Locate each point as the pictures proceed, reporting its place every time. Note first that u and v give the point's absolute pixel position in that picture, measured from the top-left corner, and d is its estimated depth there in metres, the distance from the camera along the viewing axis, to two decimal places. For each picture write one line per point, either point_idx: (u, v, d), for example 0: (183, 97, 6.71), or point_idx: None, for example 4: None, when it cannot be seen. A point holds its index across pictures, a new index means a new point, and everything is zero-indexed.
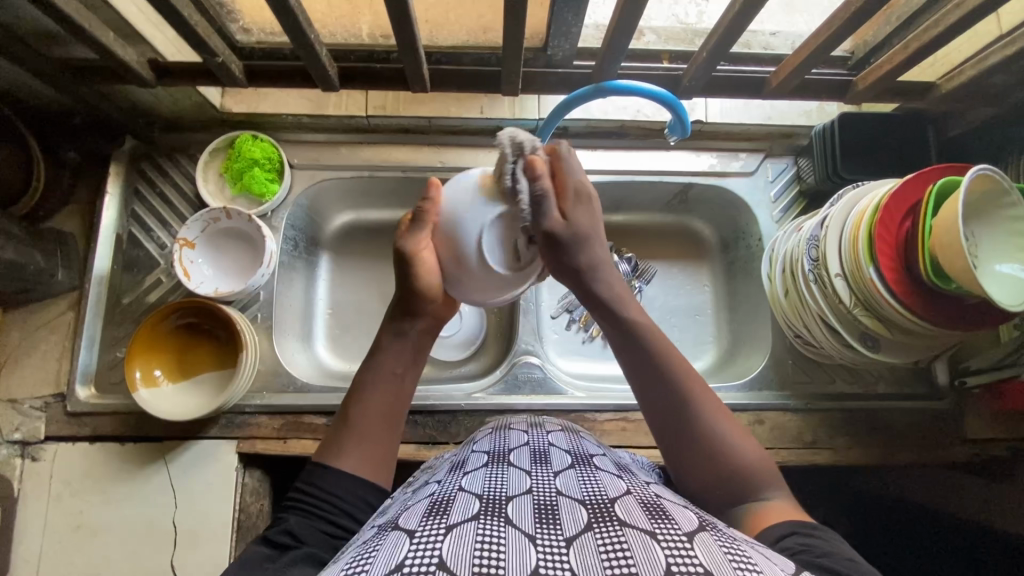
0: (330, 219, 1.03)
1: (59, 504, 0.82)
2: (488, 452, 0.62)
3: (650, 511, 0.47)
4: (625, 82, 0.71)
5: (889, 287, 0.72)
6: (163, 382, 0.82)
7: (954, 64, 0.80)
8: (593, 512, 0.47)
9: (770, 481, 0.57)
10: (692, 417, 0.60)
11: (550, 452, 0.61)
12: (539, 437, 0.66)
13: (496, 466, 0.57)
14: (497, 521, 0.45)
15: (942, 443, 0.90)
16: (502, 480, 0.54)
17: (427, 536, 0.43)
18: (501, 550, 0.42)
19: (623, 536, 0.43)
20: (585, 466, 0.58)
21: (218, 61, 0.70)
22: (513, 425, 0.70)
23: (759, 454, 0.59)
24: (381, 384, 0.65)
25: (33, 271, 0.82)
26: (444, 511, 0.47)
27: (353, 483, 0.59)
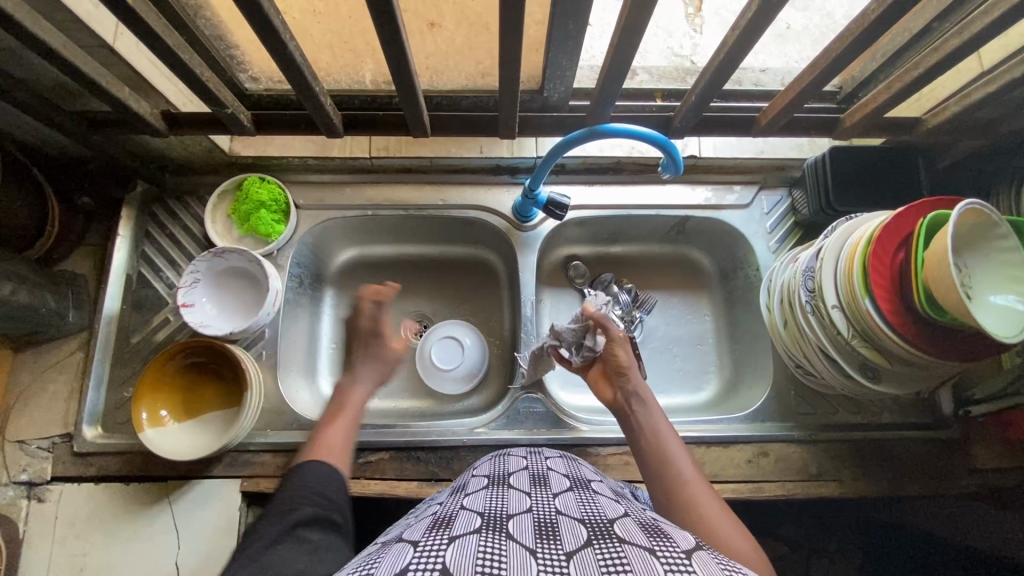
0: (335, 256, 1.05)
1: (63, 546, 0.82)
2: (488, 476, 0.62)
3: (650, 532, 0.48)
4: (618, 126, 0.74)
5: (885, 317, 0.73)
6: (168, 421, 0.83)
7: (940, 100, 0.82)
8: (592, 529, 0.47)
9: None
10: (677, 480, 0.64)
11: (548, 475, 0.62)
12: (538, 462, 0.66)
13: (496, 488, 0.58)
14: (498, 535, 0.46)
15: (949, 474, 0.89)
16: (503, 500, 0.54)
17: (430, 546, 0.44)
18: (503, 559, 0.42)
19: (623, 551, 0.43)
20: (584, 491, 0.58)
21: (226, 112, 0.73)
22: (513, 452, 0.71)
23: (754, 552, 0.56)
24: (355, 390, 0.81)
25: (45, 313, 0.84)
26: (447, 525, 0.48)
27: (324, 474, 0.64)
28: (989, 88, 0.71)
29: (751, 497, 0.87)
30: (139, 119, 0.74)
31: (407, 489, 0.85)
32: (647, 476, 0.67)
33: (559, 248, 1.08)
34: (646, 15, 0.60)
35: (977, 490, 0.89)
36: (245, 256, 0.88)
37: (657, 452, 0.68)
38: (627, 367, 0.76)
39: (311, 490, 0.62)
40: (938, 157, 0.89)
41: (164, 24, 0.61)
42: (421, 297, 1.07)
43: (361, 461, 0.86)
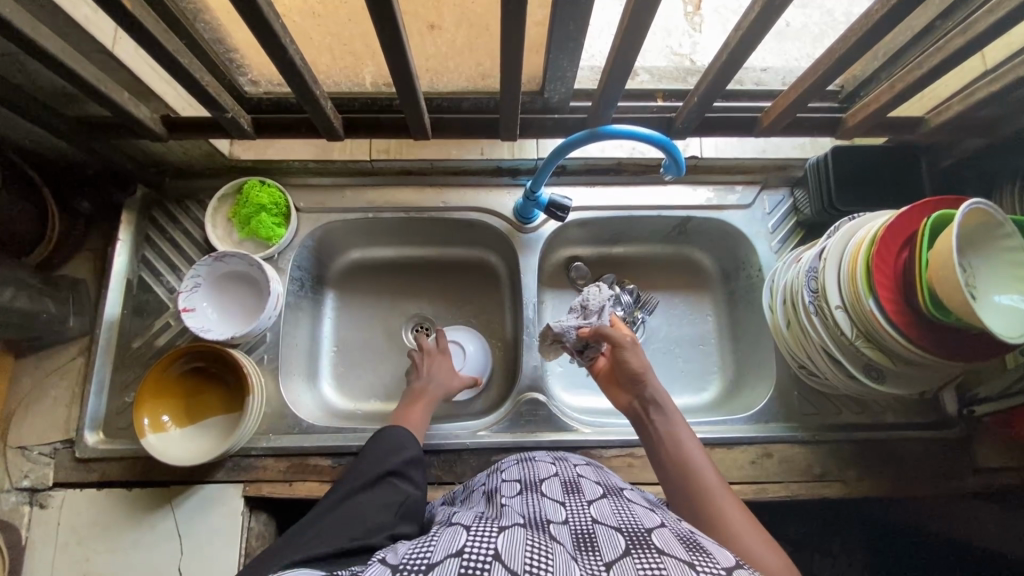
0: (336, 258, 1.05)
1: (66, 552, 0.82)
2: (521, 484, 0.62)
3: (689, 545, 0.47)
4: (620, 127, 0.73)
5: (889, 318, 0.72)
6: (170, 427, 0.82)
7: (943, 99, 0.81)
8: (631, 539, 0.47)
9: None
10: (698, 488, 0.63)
11: (581, 483, 0.62)
12: (567, 468, 0.66)
13: (531, 498, 0.58)
14: (543, 537, 0.46)
15: (954, 474, 0.89)
16: (539, 510, 0.54)
17: (483, 532, 0.45)
18: (549, 558, 0.43)
19: (662, 562, 0.43)
20: (618, 498, 0.58)
21: (227, 116, 0.73)
22: (539, 457, 0.71)
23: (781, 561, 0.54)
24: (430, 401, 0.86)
25: (45, 318, 0.84)
26: (493, 519, 0.49)
27: (403, 439, 0.71)
28: (993, 87, 0.71)
29: (756, 498, 0.86)
30: (139, 124, 0.74)
31: None
32: (669, 484, 0.66)
33: (560, 249, 1.08)
34: (649, 15, 0.60)
35: (982, 490, 0.89)
36: (245, 259, 0.87)
37: (677, 461, 0.67)
38: (640, 370, 0.76)
39: (393, 452, 0.69)
40: (941, 156, 0.88)
41: (163, 29, 0.61)
42: (423, 299, 1.07)
43: None
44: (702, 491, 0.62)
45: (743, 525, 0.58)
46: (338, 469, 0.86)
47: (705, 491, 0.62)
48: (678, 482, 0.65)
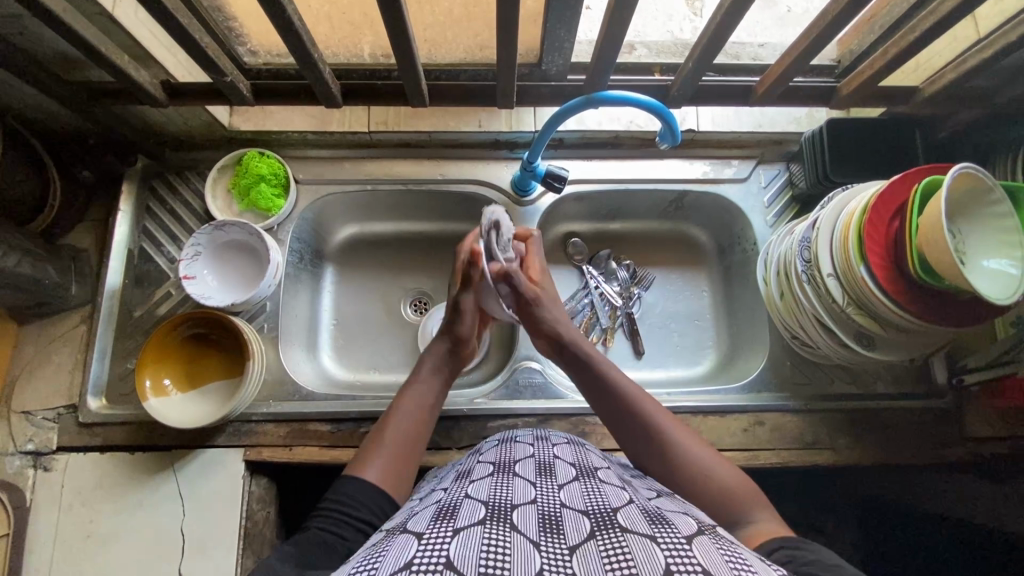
0: (335, 232, 1.06)
1: (70, 514, 0.83)
2: (493, 464, 0.63)
3: (653, 519, 0.48)
4: (616, 93, 0.74)
5: (880, 284, 0.73)
6: (172, 391, 0.84)
7: (936, 69, 0.82)
8: (596, 521, 0.48)
9: (760, 506, 0.58)
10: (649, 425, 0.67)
11: (555, 463, 0.62)
12: (544, 450, 0.67)
13: (501, 477, 0.58)
14: (503, 527, 0.47)
15: (942, 442, 0.90)
16: (508, 490, 0.55)
17: (434, 538, 0.45)
18: (507, 552, 0.43)
19: (625, 541, 0.44)
20: (589, 479, 0.59)
21: (226, 81, 0.74)
22: (519, 438, 0.71)
23: (744, 479, 0.61)
24: (410, 414, 0.72)
25: (48, 285, 0.85)
26: (451, 516, 0.49)
27: (368, 494, 0.63)
28: (985, 53, 0.72)
29: (747, 465, 0.88)
30: (139, 89, 0.74)
31: None
32: (621, 436, 0.69)
33: (558, 224, 1.08)
34: None
35: (970, 458, 0.90)
36: (245, 228, 0.88)
37: (618, 403, 0.70)
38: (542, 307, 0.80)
39: (352, 514, 0.61)
40: (935, 128, 0.89)
41: None
42: (421, 274, 1.08)
43: (361, 431, 0.87)
44: (655, 433, 0.66)
45: (705, 454, 0.63)
46: (336, 433, 0.87)
47: (659, 430, 0.66)
48: (633, 429, 0.68)
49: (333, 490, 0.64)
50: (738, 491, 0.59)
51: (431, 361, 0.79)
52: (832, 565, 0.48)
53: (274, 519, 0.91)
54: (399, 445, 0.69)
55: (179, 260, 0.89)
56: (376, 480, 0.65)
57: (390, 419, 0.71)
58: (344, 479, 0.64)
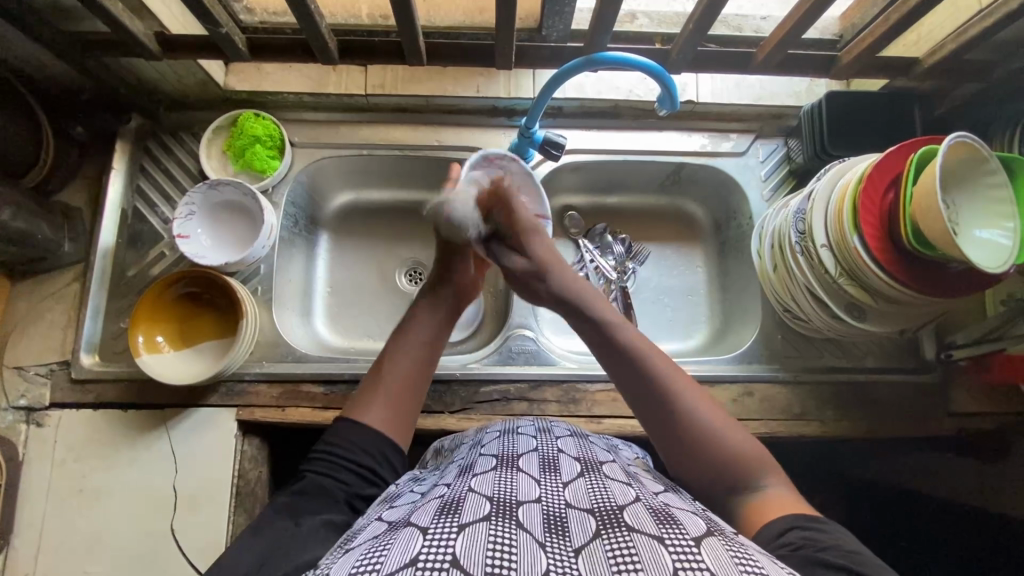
0: (330, 199, 1.05)
1: (63, 469, 0.84)
2: (496, 455, 0.61)
3: (659, 517, 0.48)
4: (615, 54, 0.74)
5: (872, 253, 0.74)
6: (165, 348, 0.84)
7: (937, 40, 0.81)
8: (602, 520, 0.47)
9: (766, 469, 0.57)
10: (663, 389, 0.61)
11: (560, 458, 0.61)
12: (548, 442, 0.65)
13: (505, 469, 0.57)
14: (509, 524, 0.46)
15: (930, 416, 0.91)
16: (512, 483, 0.53)
17: (439, 534, 0.44)
18: (514, 552, 0.42)
19: (631, 542, 0.44)
20: (595, 474, 0.57)
21: (221, 32, 0.73)
22: (522, 429, 0.70)
23: (750, 442, 0.59)
24: (413, 352, 0.70)
25: (41, 240, 0.84)
26: (455, 510, 0.47)
27: (366, 440, 0.63)
28: (986, 23, 0.71)
29: None
30: (133, 39, 0.73)
31: None
32: (633, 403, 0.63)
33: (555, 196, 1.08)
34: None
35: (955, 432, 0.91)
36: (240, 188, 0.88)
37: (630, 359, 0.64)
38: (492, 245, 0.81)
39: (354, 459, 0.62)
40: (934, 103, 0.89)
41: None
42: (417, 243, 1.08)
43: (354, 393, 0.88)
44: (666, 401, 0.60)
45: (712, 419, 0.59)
46: (329, 395, 0.88)
47: (670, 397, 0.60)
48: (643, 400, 0.62)
49: (331, 434, 0.64)
50: (746, 457, 0.57)
51: (436, 299, 0.76)
52: (850, 551, 0.48)
53: (267, 479, 0.92)
54: (399, 391, 0.67)
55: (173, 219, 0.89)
56: (376, 428, 0.64)
57: (390, 365, 0.69)
58: (344, 425, 0.64)
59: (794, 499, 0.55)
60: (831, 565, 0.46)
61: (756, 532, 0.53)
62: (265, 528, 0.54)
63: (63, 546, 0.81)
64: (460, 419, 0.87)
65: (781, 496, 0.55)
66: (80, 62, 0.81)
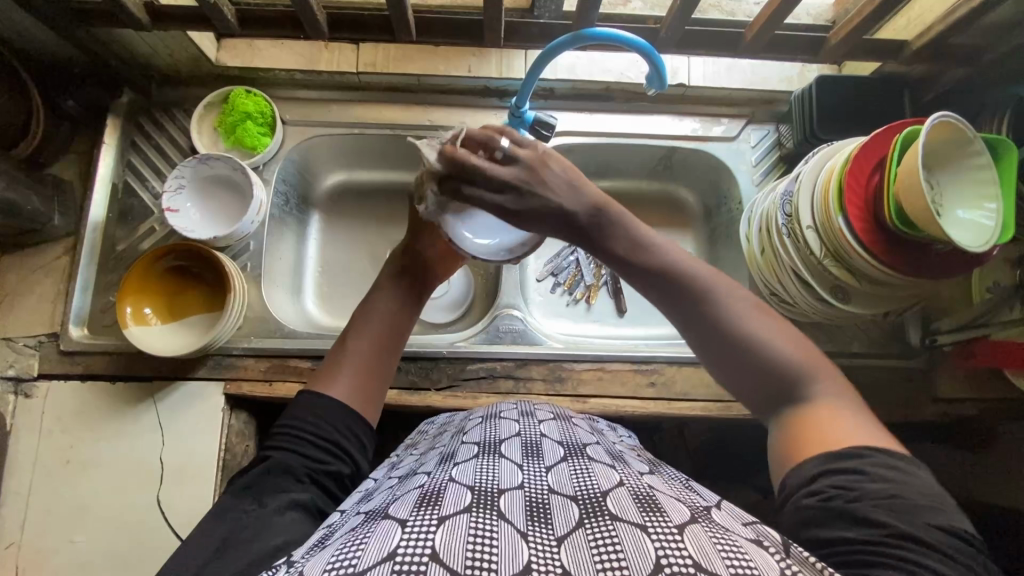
0: (322, 178, 1.05)
1: (50, 439, 0.84)
2: (478, 444, 0.61)
3: (643, 505, 0.47)
4: (604, 30, 0.74)
5: (856, 235, 0.74)
6: (152, 320, 0.85)
7: (927, 23, 0.81)
8: (585, 508, 0.47)
9: (820, 378, 0.52)
10: (711, 308, 0.55)
11: (542, 444, 0.62)
12: (531, 428, 0.66)
13: (486, 458, 0.57)
14: (490, 514, 0.45)
15: (914, 401, 0.92)
16: (494, 472, 0.53)
17: (419, 525, 0.43)
18: (494, 542, 0.42)
19: (615, 531, 0.43)
20: (578, 458, 0.58)
21: (210, 3, 0.73)
22: (503, 414, 0.71)
23: (800, 345, 0.54)
24: (377, 322, 0.70)
25: (31, 212, 0.84)
26: (435, 500, 0.47)
27: (334, 413, 0.63)
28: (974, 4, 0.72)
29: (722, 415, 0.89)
30: (121, 8, 0.73)
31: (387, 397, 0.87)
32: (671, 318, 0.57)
33: None
34: None
35: (939, 417, 0.92)
36: (230, 163, 0.88)
37: (676, 278, 0.56)
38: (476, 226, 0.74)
39: (319, 433, 0.62)
40: (924, 88, 0.89)
41: None
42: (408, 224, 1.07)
43: None
44: (709, 309, 0.55)
45: (757, 322, 0.54)
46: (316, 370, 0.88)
47: (712, 303, 0.55)
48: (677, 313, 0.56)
49: (294, 408, 0.64)
50: (799, 365, 0.53)
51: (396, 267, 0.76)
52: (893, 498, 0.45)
53: (254, 454, 0.93)
54: (361, 362, 0.67)
55: (163, 193, 0.89)
56: (342, 400, 0.64)
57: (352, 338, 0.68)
58: (307, 398, 0.64)
59: (846, 411, 0.50)
60: (861, 520, 0.44)
61: (797, 461, 0.49)
62: (229, 511, 0.55)
63: (49, 516, 0.81)
64: (447, 396, 0.88)
65: (837, 407, 0.51)
66: (71, 33, 0.81)
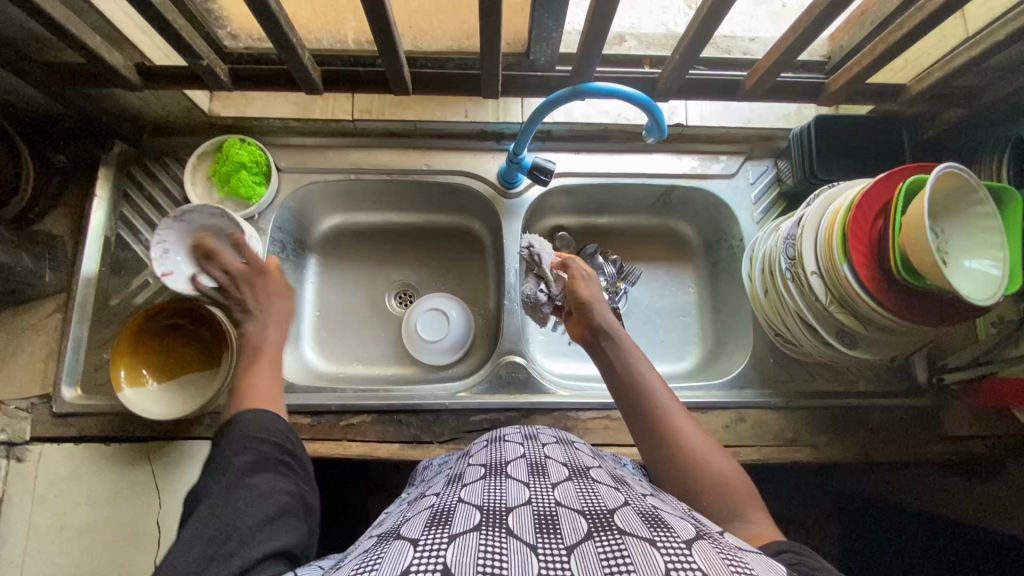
0: (319, 222, 1.04)
1: (43, 505, 0.82)
2: (485, 465, 0.59)
3: (649, 521, 0.45)
4: (602, 86, 0.74)
5: (862, 283, 0.73)
6: (148, 382, 0.83)
7: (925, 66, 0.82)
8: (594, 522, 0.45)
9: (748, 506, 0.58)
10: (660, 419, 0.65)
11: (547, 464, 0.59)
12: (535, 450, 0.64)
13: (493, 479, 0.55)
14: (498, 531, 0.43)
15: (923, 440, 0.91)
16: (501, 492, 0.51)
17: (431, 543, 0.41)
18: (504, 560, 0.40)
19: (623, 544, 0.41)
20: (583, 479, 0.55)
21: (203, 64, 0.72)
22: (508, 437, 0.69)
23: (736, 473, 0.61)
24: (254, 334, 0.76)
25: (21, 272, 0.82)
26: (445, 520, 0.45)
27: (267, 423, 0.63)
28: (973, 52, 0.72)
29: None
30: (113, 70, 0.73)
31: (389, 451, 0.86)
32: (629, 419, 0.68)
33: (545, 218, 1.07)
34: None
35: (948, 456, 0.91)
36: (215, 210, 0.86)
37: (631, 386, 0.69)
38: (588, 301, 0.79)
39: (259, 444, 0.60)
40: (922, 126, 0.89)
41: None
42: (406, 265, 1.06)
43: (344, 424, 0.87)
44: (658, 421, 0.65)
45: (701, 444, 0.63)
46: (317, 427, 0.87)
47: (663, 418, 0.65)
48: (636, 417, 0.67)
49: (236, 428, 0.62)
50: (729, 489, 0.59)
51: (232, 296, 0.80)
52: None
53: None
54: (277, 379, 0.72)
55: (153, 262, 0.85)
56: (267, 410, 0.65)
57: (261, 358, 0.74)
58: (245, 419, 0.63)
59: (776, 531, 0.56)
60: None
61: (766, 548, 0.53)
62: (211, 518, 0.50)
63: None
64: (450, 449, 0.86)
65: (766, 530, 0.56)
66: (63, 93, 0.80)
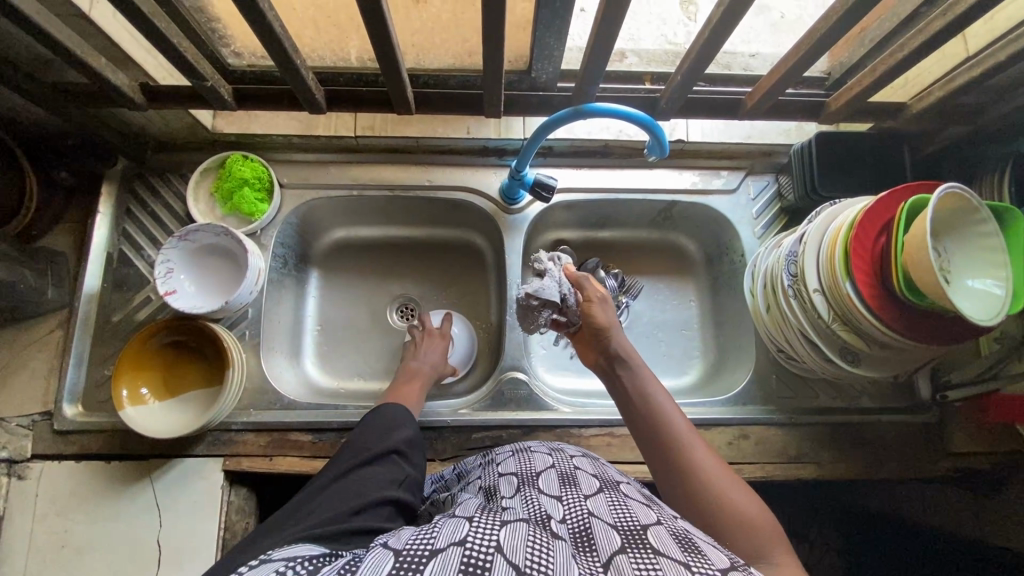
0: (322, 237, 1.04)
1: (44, 523, 0.81)
2: (517, 476, 0.59)
3: (683, 544, 0.45)
4: (604, 106, 0.74)
5: (865, 302, 0.73)
6: (150, 400, 0.83)
7: (926, 85, 0.82)
8: (628, 537, 0.45)
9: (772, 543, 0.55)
10: (677, 451, 0.64)
11: (577, 475, 0.59)
12: (564, 460, 0.63)
13: (526, 491, 0.55)
14: (545, 534, 0.45)
15: (926, 457, 0.91)
16: (537, 504, 0.52)
17: (486, 526, 0.45)
18: (551, 557, 0.41)
19: (659, 565, 0.41)
20: (614, 492, 0.55)
21: (207, 85, 0.73)
22: (534, 447, 0.67)
23: (760, 509, 0.59)
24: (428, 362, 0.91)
25: (24, 289, 0.82)
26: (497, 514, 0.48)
27: (399, 422, 0.72)
28: (973, 72, 0.72)
29: None
30: (117, 91, 0.73)
31: None
32: (648, 453, 0.67)
33: (546, 232, 1.07)
34: None
35: (952, 473, 0.90)
36: (212, 229, 0.86)
37: (648, 417, 0.69)
38: (605, 326, 0.79)
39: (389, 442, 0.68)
40: (922, 143, 0.90)
41: None
42: (408, 279, 1.06)
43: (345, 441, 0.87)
44: (677, 454, 0.64)
45: (721, 477, 0.62)
46: (318, 445, 0.86)
47: (681, 451, 0.64)
48: (654, 450, 0.66)
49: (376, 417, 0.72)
50: (753, 525, 0.57)
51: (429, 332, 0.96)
52: None
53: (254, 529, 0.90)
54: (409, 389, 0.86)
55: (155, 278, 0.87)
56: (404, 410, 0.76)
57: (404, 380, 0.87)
58: (387, 409, 0.73)
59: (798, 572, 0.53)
60: None
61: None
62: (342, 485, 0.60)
63: None
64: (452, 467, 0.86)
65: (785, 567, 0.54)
66: (68, 112, 0.80)
